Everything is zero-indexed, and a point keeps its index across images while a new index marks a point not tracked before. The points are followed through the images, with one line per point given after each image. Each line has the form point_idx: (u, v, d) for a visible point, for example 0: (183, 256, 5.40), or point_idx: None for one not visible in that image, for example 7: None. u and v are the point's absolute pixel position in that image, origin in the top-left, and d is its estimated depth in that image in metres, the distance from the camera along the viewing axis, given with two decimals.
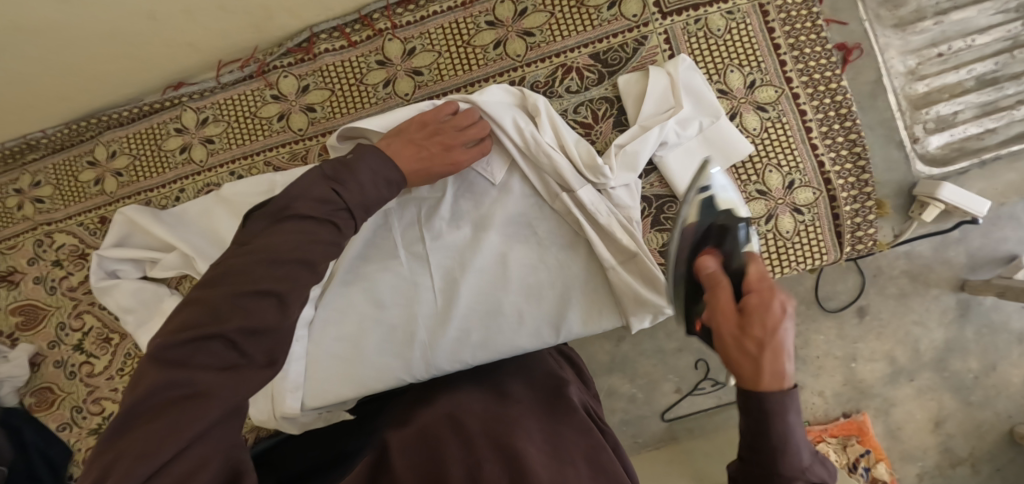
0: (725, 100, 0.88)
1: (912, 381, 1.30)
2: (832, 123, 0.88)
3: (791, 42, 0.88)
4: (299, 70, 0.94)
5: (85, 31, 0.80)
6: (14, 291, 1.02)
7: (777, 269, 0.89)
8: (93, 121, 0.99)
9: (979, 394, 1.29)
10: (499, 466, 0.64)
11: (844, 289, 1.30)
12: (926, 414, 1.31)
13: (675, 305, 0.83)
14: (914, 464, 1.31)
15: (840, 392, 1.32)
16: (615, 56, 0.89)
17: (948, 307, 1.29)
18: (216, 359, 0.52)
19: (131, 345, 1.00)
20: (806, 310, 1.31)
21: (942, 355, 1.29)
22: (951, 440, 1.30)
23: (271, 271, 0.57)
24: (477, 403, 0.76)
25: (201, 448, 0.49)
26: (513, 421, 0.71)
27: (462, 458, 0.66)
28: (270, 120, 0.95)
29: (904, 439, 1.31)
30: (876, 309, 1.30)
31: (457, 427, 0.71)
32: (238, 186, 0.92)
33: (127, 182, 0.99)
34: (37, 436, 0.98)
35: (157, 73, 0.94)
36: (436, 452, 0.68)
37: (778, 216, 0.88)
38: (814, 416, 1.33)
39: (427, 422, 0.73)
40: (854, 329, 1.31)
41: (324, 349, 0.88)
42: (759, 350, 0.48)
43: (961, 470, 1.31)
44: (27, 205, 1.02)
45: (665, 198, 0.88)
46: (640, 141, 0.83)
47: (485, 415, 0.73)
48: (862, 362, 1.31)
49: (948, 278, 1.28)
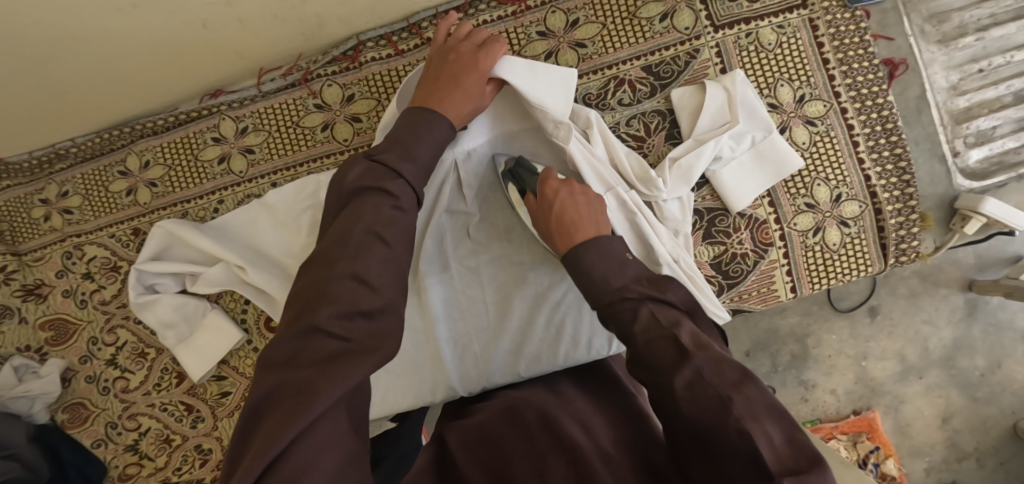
0: (776, 114, 0.89)
1: (922, 379, 1.34)
2: (878, 137, 0.89)
3: (840, 57, 0.88)
4: (344, 79, 0.92)
5: (136, 39, 0.78)
6: (43, 305, 1.00)
7: (823, 281, 0.90)
8: (126, 129, 0.95)
9: (985, 391, 1.33)
10: (565, 461, 0.61)
11: (856, 288, 1.33)
12: (933, 411, 1.34)
13: (723, 315, 0.84)
14: (922, 459, 1.35)
15: (851, 389, 1.35)
16: (667, 69, 0.89)
17: (955, 307, 1.32)
18: (314, 348, 0.51)
19: (169, 360, 0.98)
20: (819, 311, 1.34)
21: (951, 353, 1.33)
22: (958, 435, 1.34)
23: (345, 252, 0.57)
24: (536, 396, 0.76)
25: (308, 443, 0.45)
26: (574, 419, 0.69)
27: (526, 454, 0.62)
28: (314, 130, 0.93)
29: (913, 434, 1.35)
30: (887, 309, 1.34)
31: (516, 423, 0.69)
32: (282, 194, 0.89)
33: (161, 193, 0.96)
34: (71, 452, 0.96)
35: (197, 81, 0.91)
36: (497, 453, 0.63)
37: (825, 229, 0.89)
38: (826, 414, 1.36)
39: (482, 419, 0.71)
40: (866, 329, 1.34)
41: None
42: (560, 221, 0.73)
43: (968, 464, 1.34)
44: (55, 217, 0.99)
45: (717, 211, 0.89)
46: (695, 155, 0.84)
47: (544, 409, 0.71)
48: (873, 361, 1.34)
49: (957, 278, 1.32)
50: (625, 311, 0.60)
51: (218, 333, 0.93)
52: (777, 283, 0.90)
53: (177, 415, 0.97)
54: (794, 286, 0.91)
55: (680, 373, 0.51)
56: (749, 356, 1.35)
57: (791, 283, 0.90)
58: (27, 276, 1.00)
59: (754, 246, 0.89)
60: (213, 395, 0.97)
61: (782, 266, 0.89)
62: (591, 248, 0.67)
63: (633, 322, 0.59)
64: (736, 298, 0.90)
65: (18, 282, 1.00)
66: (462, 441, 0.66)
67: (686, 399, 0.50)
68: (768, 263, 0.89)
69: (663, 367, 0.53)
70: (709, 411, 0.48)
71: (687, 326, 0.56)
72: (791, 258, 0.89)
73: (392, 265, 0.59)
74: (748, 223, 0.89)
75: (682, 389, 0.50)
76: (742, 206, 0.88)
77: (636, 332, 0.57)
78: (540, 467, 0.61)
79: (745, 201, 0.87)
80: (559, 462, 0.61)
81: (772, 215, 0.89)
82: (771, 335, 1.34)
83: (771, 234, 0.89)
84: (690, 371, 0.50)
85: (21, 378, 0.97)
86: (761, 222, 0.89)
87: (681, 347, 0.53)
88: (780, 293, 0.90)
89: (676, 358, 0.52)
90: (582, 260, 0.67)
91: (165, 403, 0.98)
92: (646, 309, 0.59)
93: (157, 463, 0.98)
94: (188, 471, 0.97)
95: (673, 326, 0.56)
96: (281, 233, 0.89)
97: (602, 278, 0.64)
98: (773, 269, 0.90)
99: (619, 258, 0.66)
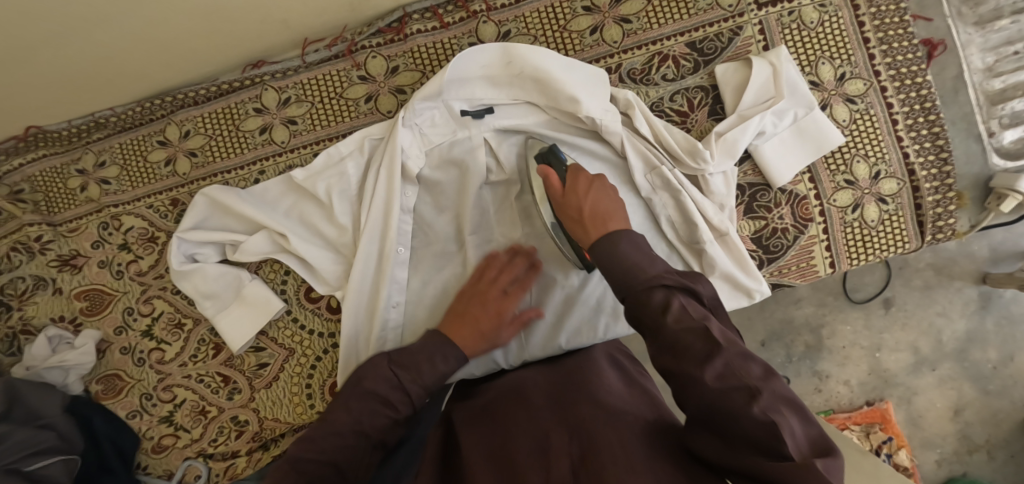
0: (817, 92, 0.90)
1: (934, 371, 1.35)
2: (917, 116, 0.90)
3: (880, 36, 0.90)
4: (388, 51, 0.92)
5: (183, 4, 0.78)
6: (77, 276, 0.99)
7: (862, 257, 0.92)
8: (167, 99, 0.95)
9: (996, 384, 1.35)
10: (567, 437, 0.61)
11: (871, 281, 1.35)
12: (945, 403, 1.36)
13: (764, 289, 0.88)
14: (933, 451, 1.36)
15: (864, 381, 1.36)
16: (711, 45, 0.90)
17: (969, 299, 1.34)
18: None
19: (206, 331, 0.97)
20: (834, 302, 1.36)
21: (963, 345, 1.35)
22: (969, 428, 1.35)
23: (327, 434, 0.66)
24: (536, 377, 0.79)
25: None
26: (579, 390, 0.70)
27: (529, 433, 0.64)
28: (357, 101, 0.93)
29: (925, 426, 1.36)
30: (901, 301, 1.35)
31: (519, 405, 0.70)
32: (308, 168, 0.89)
33: (201, 164, 0.96)
34: (105, 424, 0.95)
35: (241, 50, 0.92)
36: (500, 427, 0.67)
37: (864, 206, 0.91)
38: (840, 404, 1.37)
39: (488, 398, 0.76)
40: (879, 320, 1.36)
41: (417, 331, 0.91)
42: (594, 207, 0.73)
43: (978, 456, 1.35)
44: (92, 187, 0.99)
45: (758, 186, 0.90)
46: (740, 129, 0.85)
47: (548, 390, 0.73)
48: (886, 352, 1.36)
49: (971, 271, 1.34)
50: (654, 301, 0.60)
51: (256, 306, 0.93)
52: (817, 258, 0.91)
53: (214, 387, 0.97)
54: (833, 261, 0.92)
55: (712, 363, 0.54)
56: (765, 346, 1.36)
57: (830, 258, 0.91)
58: (62, 246, 1.00)
59: (794, 221, 0.90)
60: (251, 366, 0.96)
61: (822, 241, 0.90)
62: (625, 241, 0.67)
63: (663, 314, 0.59)
64: (776, 273, 0.91)
65: (54, 252, 1.00)
66: (470, 427, 0.70)
67: (715, 388, 0.53)
68: (808, 238, 0.91)
69: (693, 357, 0.55)
70: (735, 401, 0.52)
71: (715, 324, 0.58)
72: (830, 234, 0.91)
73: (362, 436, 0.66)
74: (789, 199, 0.90)
75: (714, 381, 0.53)
76: (784, 182, 0.89)
77: (666, 323, 0.58)
78: (544, 444, 0.62)
79: (787, 177, 0.88)
80: (561, 437, 0.62)
81: (812, 192, 0.90)
82: (785, 325, 1.35)
83: (811, 209, 0.90)
84: (720, 363, 0.54)
85: (55, 349, 0.97)
86: (801, 198, 0.90)
87: (713, 340, 0.55)
88: (819, 267, 0.92)
89: (706, 343, 0.55)
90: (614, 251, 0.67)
91: (201, 374, 0.97)
92: (676, 301, 0.59)
93: (193, 435, 0.97)
94: (224, 443, 0.97)
95: (703, 320, 0.57)
96: (321, 207, 0.91)
97: (637, 266, 0.64)
98: (812, 244, 0.91)
99: (649, 256, 0.66)
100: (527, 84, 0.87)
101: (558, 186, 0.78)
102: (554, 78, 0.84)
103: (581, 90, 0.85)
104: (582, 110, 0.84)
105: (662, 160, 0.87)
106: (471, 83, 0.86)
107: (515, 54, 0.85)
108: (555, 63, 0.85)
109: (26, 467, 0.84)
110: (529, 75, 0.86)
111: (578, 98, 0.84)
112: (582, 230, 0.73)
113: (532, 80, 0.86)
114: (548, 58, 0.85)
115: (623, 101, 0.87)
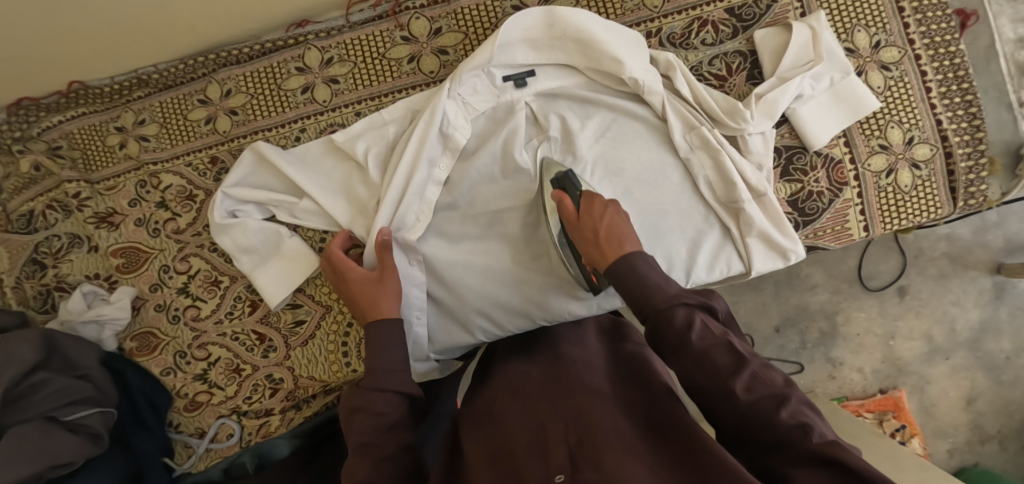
0: (853, 59, 0.92)
1: (948, 360, 1.36)
2: (950, 85, 0.92)
3: (915, 6, 0.92)
4: (432, 12, 0.93)
5: None
6: (114, 233, 0.99)
7: (895, 222, 0.93)
8: (211, 56, 0.96)
9: (1009, 374, 1.36)
10: (564, 426, 0.60)
11: (887, 268, 1.36)
12: (959, 392, 1.37)
13: (799, 250, 0.89)
14: (945, 440, 1.36)
15: (878, 368, 1.37)
16: (750, 11, 0.91)
17: (984, 289, 1.35)
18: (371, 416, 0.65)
19: (243, 288, 0.98)
20: (849, 289, 1.37)
21: (977, 335, 1.36)
22: (981, 417, 1.36)
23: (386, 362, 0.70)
24: (535, 365, 0.77)
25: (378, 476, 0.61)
26: (574, 379, 0.69)
27: (527, 424, 0.62)
28: (400, 61, 0.94)
29: (937, 415, 1.37)
30: (917, 288, 1.36)
31: (516, 395, 0.70)
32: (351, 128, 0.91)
33: (242, 121, 0.97)
34: (141, 380, 0.96)
35: (288, 8, 0.94)
36: (498, 423, 0.66)
37: (898, 171, 0.92)
38: (853, 392, 1.37)
39: (490, 395, 0.73)
40: (895, 308, 1.37)
41: (440, 291, 0.90)
42: (611, 227, 0.70)
43: (990, 447, 1.36)
44: (131, 144, 0.99)
45: (795, 149, 0.91)
46: (780, 91, 0.87)
47: (543, 380, 0.71)
48: (901, 340, 1.37)
49: (986, 261, 1.35)
50: (678, 319, 0.62)
51: (296, 262, 0.93)
52: (851, 222, 0.92)
53: (249, 345, 0.97)
54: (867, 225, 0.93)
55: (739, 376, 0.58)
56: (779, 332, 1.37)
57: (864, 222, 0.93)
58: (99, 204, 1.00)
59: (830, 185, 0.91)
60: (287, 324, 0.97)
61: (857, 205, 0.92)
62: (646, 263, 0.67)
63: (688, 329, 0.61)
64: (811, 235, 0.92)
65: (91, 209, 1.00)
66: (470, 424, 0.70)
67: (747, 398, 0.57)
68: (843, 202, 0.92)
69: (719, 371, 0.59)
70: (767, 408, 0.56)
71: (734, 338, 0.62)
72: (864, 198, 0.92)
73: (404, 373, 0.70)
74: (825, 163, 0.91)
75: (744, 392, 0.57)
76: (821, 145, 0.90)
77: (691, 340, 0.61)
78: (541, 432, 0.60)
79: (824, 138, 0.89)
80: (558, 425, 0.60)
81: (848, 156, 0.91)
82: (800, 310, 1.37)
83: (847, 173, 0.91)
84: (748, 375, 0.58)
85: (90, 304, 0.97)
86: (837, 162, 0.91)
87: (737, 353, 0.60)
88: (853, 231, 0.93)
89: (732, 357, 0.59)
90: (637, 269, 0.66)
91: (237, 332, 0.97)
92: (697, 318, 0.62)
93: (228, 392, 0.97)
94: (258, 400, 0.97)
95: (725, 337, 0.61)
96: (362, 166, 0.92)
97: (657, 285, 0.65)
98: (847, 208, 0.92)
99: (664, 277, 0.67)
100: (568, 45, 0.88)
101: (574, 209, 0.75)
102: (595, 37, 0.85)
103: (623, 51, 0.86)
104: (624, 71, 0.85)
105: (701, 121, 0.88)
106: (512, 46, 0.87)
107: (557, 17, 0.86)
108: (596, 25, 0.86)
109: (63, 417, 0.85)
110: (568, 37, 0.86)
111: (621, 58, 0.85)
112: (598, 252, 0.70)
113: (574, 41, 0.87)
114: (591, 20, 0.86)
115: (663, 62, 0.88)
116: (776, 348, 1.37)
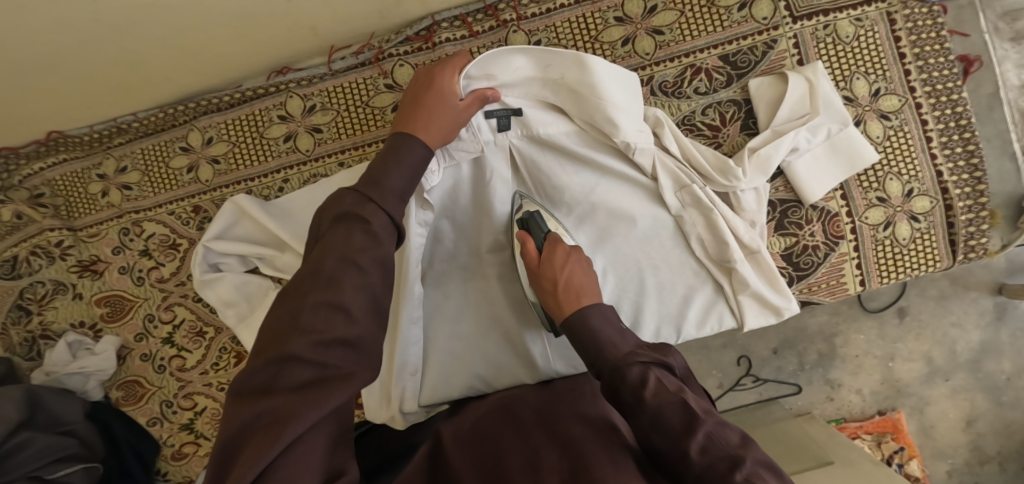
0: (851, 107, 0.89)
1: (948, 381, 1.30)
2: (951, 134, 0.89)
3: (917, 52, 0.88)
4: (416, 59, 0.91)
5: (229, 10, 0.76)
6: (98, 281, 0.98)
7: (892, 275, 0.90)
8: (189, 105, 0.94)
9: (1010, 395, 1.29)
10: (557, 454, 0.55)
11: (886, 289, 1.30)
12: (958, 413, 1.31)
13: (792, 307, 0.86)
14: (944, 461, 1.31)
15: (877, 390, 1.31)
16: (744, 58, 0.89)
17: (985, 309, 1.29)
18: (291, 378, 0.49)
19: (228, 340, 0.97)
20: (848, 310, 1.31)
21: (977, 356, 1.30)
22: (981, 439, 1.30)
23: (318, 282, 0.53)
24: (532, 393, 0.73)
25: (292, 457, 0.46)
26: (570, 406, 0.65)
27: (521, 448, 0.57)
28: (383, 110, 0.93)
29: (936, 436, 1.31)
30: (917, 310, 1.30)
31: (509, 417, 0.65)
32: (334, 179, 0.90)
33: (224, 171, 0.95)
34: (127, 431, 0.95)
35: (268, 57, 0.91)
36: (486, 442, 0.60)
37: (896, 224, 0.89)
38: (851, 413, 1.32)
39: (478, 416, 0.67)
40: (894, 330, 1.31)
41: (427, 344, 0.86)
42: (570, 283, 0.69)
43: (989, 468, 1.31)
44: (113, 192, 0.98)
45: (790, 203, 0.89)
46: (775, 146, 0.84)
47: (540, 407, 0.67)
48: (901, 362, 1.31)
49: (986, 281, 1.29)
50: (632, 377, 0.57)
51: None
52: (846, 276, 0.90)
53: None
54: (862, 280, 0.91)
55: (693, 437, 0.53)
56: (778, 353, 1.31)
57: (859, 277, 0.90)
58: (82, 252, 0.99)
59: (825, 239, 0.89)
60: None
61: (853, 259, 0.90)
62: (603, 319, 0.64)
63: (641, 387, 0.56)
64: (805, 290, 0.90)
65: (74, 257, 0.99)
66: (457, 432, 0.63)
67: (700, 463, 0.51)
68: (838, 256, 0.90)
69: (674, 433, 0.53)
70: (718, 472, 0.50)
71: (690, 394, 0.57)
72: (861, 251, 0.90)
73: (365, 293, 0.55)
74: (820, 216, 0.89)
75: (698, 455, 0.52)
76: (816, 199, 0.88)
77: (644, 399, 0.55)
78: (534, 458, 0.55)
79: (820, 193, 0.87)
80: (553, 454, 0.55)
81: (844, 209, 0.89)
82: (800, 333, 1.31)
83: (843, 226, 0.89)
84: (701, 436, 0.53)
85: (75, 355, 0.96)
86: (833, 215, 0.89)
87: (691, 414, 0.54)
88: (849, 285, 0.91)
89: (685, 417, 0.54)
90: (590, 322, 0.64)
91: (222, 383, 0.97)
92: (652, 375, 0.57)
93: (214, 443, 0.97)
94: None
95: (679, 392, 0.56)
96: None
97: (609, 341, 0.62)
98: (843, 262, 0.90)
99: (620, 331, 0.64)
100: (564, 93, 0.80)
101: (535, 253, 0.75)
102: (596, 92, 0.78)
103: (620, 110, 0.80)
104: (617, 134, 0.81)
105: (693, 179, 0.85)
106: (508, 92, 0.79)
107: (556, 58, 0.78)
108: (598, 75, 0.78)
109: (48, 476, 0.83)
110: (566, 83, 0.79)
111: (616, 121, 0.80)
112: (556, 304, 0.69)
113: (571, 92, 0.80)
114: (592, 65, 0.78)
115: (652, 119, 0.86)
116: (774, 370, 1.31)
